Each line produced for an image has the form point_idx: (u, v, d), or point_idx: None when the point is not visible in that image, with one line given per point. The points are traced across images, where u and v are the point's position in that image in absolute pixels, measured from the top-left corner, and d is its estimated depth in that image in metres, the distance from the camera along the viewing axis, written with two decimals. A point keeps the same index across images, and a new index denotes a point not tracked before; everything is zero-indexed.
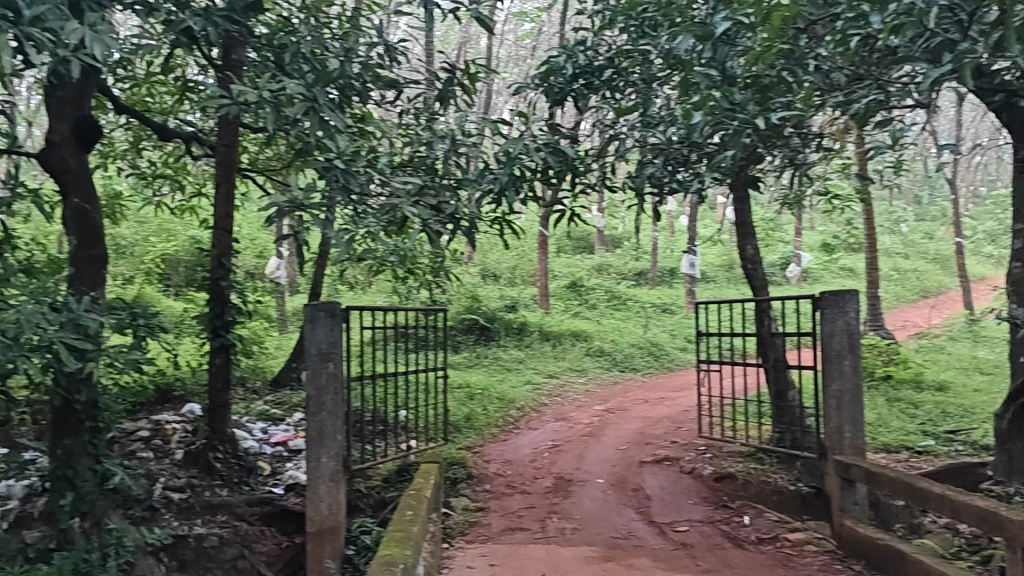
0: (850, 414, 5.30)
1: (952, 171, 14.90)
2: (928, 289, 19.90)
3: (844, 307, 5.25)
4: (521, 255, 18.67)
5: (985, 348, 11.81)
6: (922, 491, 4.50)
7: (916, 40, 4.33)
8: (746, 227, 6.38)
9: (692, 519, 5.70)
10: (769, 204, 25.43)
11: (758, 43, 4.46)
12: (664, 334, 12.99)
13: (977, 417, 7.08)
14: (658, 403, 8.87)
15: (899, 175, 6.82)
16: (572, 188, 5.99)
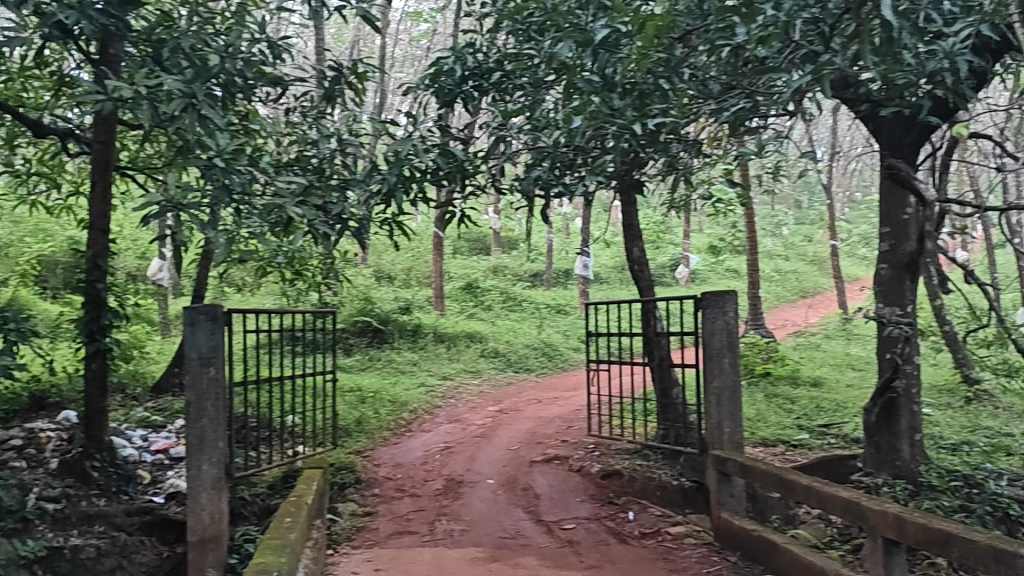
0: (729, 410, 5.53)
1: (827, 177, 14.94)
2: (807, 289, 20.80)
3: (724, 307, 5.45)
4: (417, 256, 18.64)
5: (858, 345, 12.43)
6: (792, 482, 4.71)
7: (782, 51, 4.65)
8: (632, 229, 6.53)
9: (579, 516, 5.79)
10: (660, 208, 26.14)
11: (634, 51, 4.59)
12: (557, 334, 13.19)
13: (849, 411, 7.44)
14: (550, 403, 8.98)
15: (777, 181, 7.09)
16: (462, 190, 6.02)
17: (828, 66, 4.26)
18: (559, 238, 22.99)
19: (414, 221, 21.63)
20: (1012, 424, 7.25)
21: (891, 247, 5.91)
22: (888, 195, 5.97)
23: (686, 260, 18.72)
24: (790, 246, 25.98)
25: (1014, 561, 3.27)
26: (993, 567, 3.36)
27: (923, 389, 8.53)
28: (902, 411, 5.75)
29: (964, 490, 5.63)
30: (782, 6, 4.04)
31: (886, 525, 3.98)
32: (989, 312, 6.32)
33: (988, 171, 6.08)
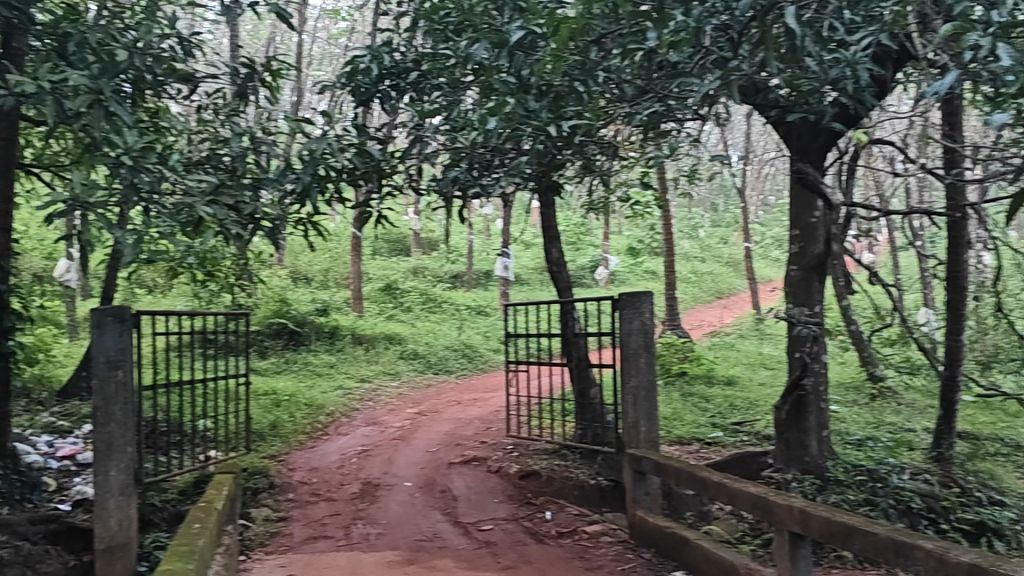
0: (645, 409, 5.60)
1: (741, 182, 15.28)
2: (723, 291, 21.31)
3: (640, 308, 5.52)
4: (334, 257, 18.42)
5: (770, 344, 12.77)
6: (704, 480, 4.80)
7: (694, 56, 4.76)
8: (550, 230, 6.56)
9: (497, 517, 5.79)
10: (581, 210, 26.40)
11: (548, 53, 4.63)
12: (477, 335, 13.20)
13: (760, 409, 7.63)
14: (469, 404, 8.98)
15: (692, 184, 7.22)
16: (378, 190, 5.98)
17: (736, 72, 4.39)
18: (480, 240, 23.03)
19: (334, 222, 21.38)
20: (914, 419, 7.55)
21: (799, 248, 6.07)
22: (797, 199, 6.14)
23: (605, 261, 18.97)
24: (707, 248, 26.60)
25: (913, 552, 3.40)
26: (893, 559, 3.49)
27: (831, 387, 8.82)
28: (810, 408, 5.91)
29: (868, 484, 5.83)
30: (692, 13, 4.12)
31: (792, 519, 4.08)
32: (892, 312, 6.55)
33: (892, 177, 6.31)
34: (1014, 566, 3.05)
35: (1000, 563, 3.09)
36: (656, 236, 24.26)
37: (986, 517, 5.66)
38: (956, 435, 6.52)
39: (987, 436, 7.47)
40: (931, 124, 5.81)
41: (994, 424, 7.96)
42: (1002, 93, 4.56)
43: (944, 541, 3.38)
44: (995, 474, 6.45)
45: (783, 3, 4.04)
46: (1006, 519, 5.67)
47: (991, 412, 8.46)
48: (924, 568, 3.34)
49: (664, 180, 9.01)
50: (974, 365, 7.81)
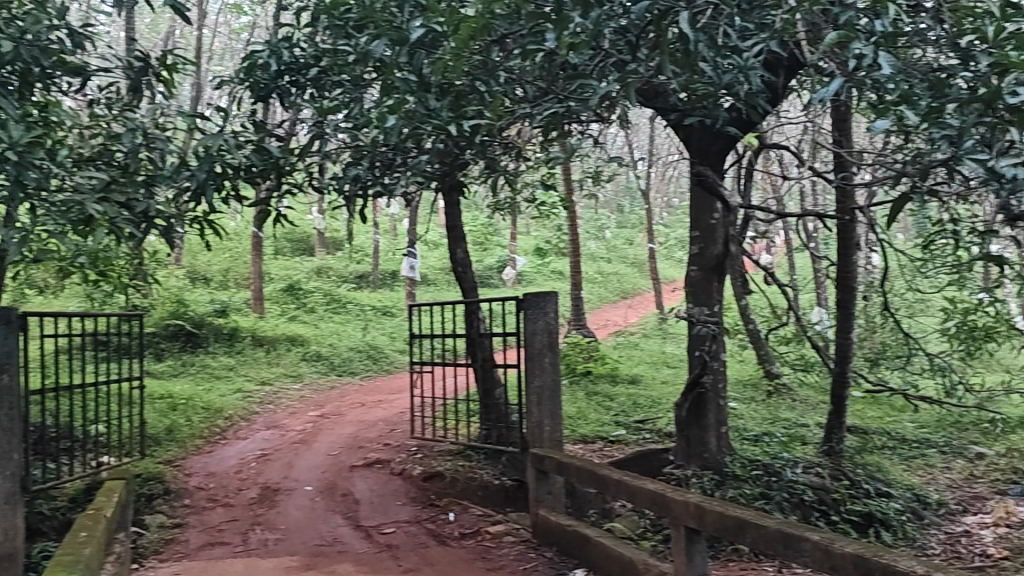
0: (549, 409, 5.64)
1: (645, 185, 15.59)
2: (629, 291, 21.72)
3: (545, 308, 5.57)
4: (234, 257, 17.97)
5: (672, 343, 13.05)
6: (604, 478, 4.86)
7: (593, 59, 4.85)
8: (455, 230, 6.55)
9: (399, 519, 5.76)
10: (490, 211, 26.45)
11: (448, 52, 4.64)
12: (382, 336, 13.09)
13: (662, 407, 7.77)
14: (373, 406, 8.87)
15: (597, 186, 7.30)
16: (277, 188, 5.87)
17: (634, 75, 4.49)
18: (386, 240, 22.83)
19: (235, 220, 20.82)
20: (807, 415, 7.82)
21: (699, 249, 6.19)
22: (696, 201, 6.27)
23: (512, 262, 19.06)
24: (612, 248, 26.99)
25: (801, 544, 3.53)
26: (783, 551, 3.61)
27: (730, 384, 9.07)
28: (709, 405, 6.06)
29: (764, 478, 6.01)
30: (590, 15, 4.18)
31: (687, 514, 4.17)
32: (788, 311, 6.76)
33: (787, 181, 6.52)
34: (894, 555, 3.20)
35: (882, 553, 3.23)
36: (563, 237, 24.51)
37: (873, 508, 5.88)
38: (846, 430, 6.77)
39: (875, 430, 7.80)
40: (823, 130, 6.02)
41: (881, 418, 8.32)
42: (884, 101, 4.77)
43: (830, 532, 3.51)
44: (882, 466, 6.73)
45: (676, 9, 4.15)
46: (892, 510, 5.91)
47: (879, 407, 8.84)
48: (812, 560, 3.47)
49: (570, 181, 9.10)
50: (863, 362, 8.15)
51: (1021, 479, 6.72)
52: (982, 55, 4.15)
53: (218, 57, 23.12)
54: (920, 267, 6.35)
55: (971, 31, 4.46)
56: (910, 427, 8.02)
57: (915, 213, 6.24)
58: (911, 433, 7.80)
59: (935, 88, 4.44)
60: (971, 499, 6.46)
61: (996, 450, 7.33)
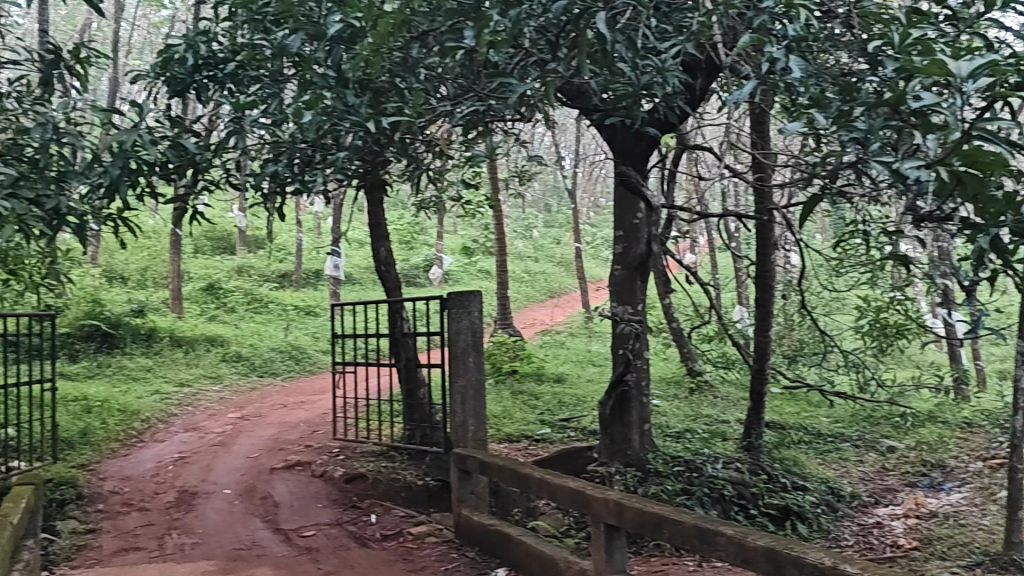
0: (473, 408, 5.63)
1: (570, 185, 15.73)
2: (556, 290, 21.88)
3: (469, 307, 5.56)
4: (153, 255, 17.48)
5: (596, 342, 13.17)
6: (526, 477, 4.86)
7: (514, 57, 4.87)
8: (377, 229, 6.50)
9: (320, 522, 5.69)
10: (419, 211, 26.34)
11: (366, 46, 4.58)
12: (305, 336, 12.92)
13: (587, 404, 7.84)
14: (296, 407, 8.76)
15: (520, 185, 7.35)
16: (193, 185, 5.74)
17: (553, 73, 4.52)
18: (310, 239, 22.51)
19: (155, 218, 20.29)
20: (728, 411, 7.97)
21: (623, 249, 6.23)
22: (620, 201, 6.32)
23: (439, 261, 18.99)
24: (539, 248, 27.11)
25: (716, 539, 3.59)
26: (699, 546, 3.66)
27: (653, 381, 9.20)
28: (633, 402, 6.10)
29: (685, 474, 6.08)
30: (509, 14, 4.18)
31: (607, 511, 4.18)
32: (710, 310, 6.86)
33: (708, 182, 6.62)
34: (804, 548, 3.27)
35: (792, 546, 3.30)
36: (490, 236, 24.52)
37: (790, 501, 6.06)
38: (764, 425, 6.91)
39: (792, 425, 7.99)
40: (743, 131, 6.13)
41: (799, 414, 8.52)
42: (797, 103, 4.88)
43: (743, 527, 3.57)
44: (798, 460, 6.89)
45: (594, 8, 4.18)
46: (808, 503, 6.09)
47: (796, 403, 9.06)
48: (726, 555, 3.52)
49: (496, 180, 9.12)
50: (782, 359, 8.34)
51: (930, 471, 6.96)
52: (888, 60, 4.26)
53: (138, 51, 22.49)
54: (835, 266, 6.53)
55: (878, 38, 4.58)
56: (826, 422, 8.24)
57: (831, 214, 6.40)
58: (827, 428, 8.01)
59: (846, 91, 4.54)
60: (882, 491, 6.67)
61: (906, 443, 7.58)
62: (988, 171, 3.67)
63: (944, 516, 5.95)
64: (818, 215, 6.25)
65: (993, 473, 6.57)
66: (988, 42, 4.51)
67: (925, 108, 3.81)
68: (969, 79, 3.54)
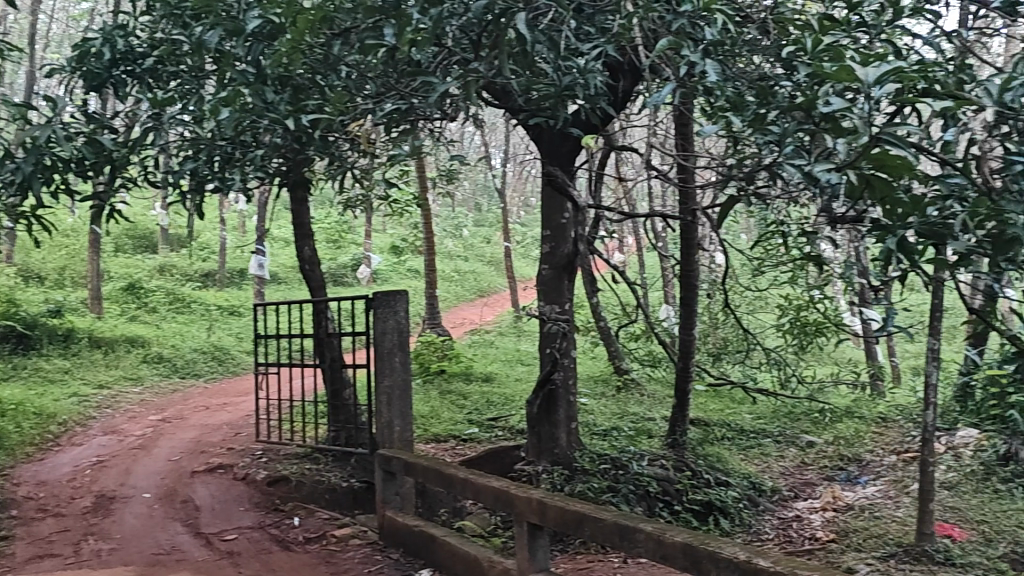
0: (399, 409, 5.60)
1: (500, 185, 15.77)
2: (485, 289, 21.92)
3: (395, 307, 5.52)
4: (72, 254, 16.95)
5: (524, 341, 13.24)
6: (450, 477, 4.84)
7: (436, 56, 4.84)
8: (301, 228, 6.43)
9: (242, 526, 5.61)
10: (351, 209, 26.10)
11: (284, 43, 4.51)
12: (230, 337, 12.72)
13: (514, 404, 7.86)
14: (219, 409, 8.61)
15: (447, 184, 7.35)
16: (108, 182, 5.60)
17: (475, 72, 4.51)
18: (231, 238, 22.13)
19: (74, 215, 19.69)
20: (654, 409, 8.09)
21: (550, 249, 6.26)
22: (547, 201, 6.35)
23: (367, 259, 18.85)
24: (467, 246, 27.14)
25: (635, 536, 3.63)
26: (619, 543, 3.69)
27: (581, 380, 9.28)
28: (560, 401, 6.13)
29: (611, 472, 6.14)
30: (429, 12, 4.16)
31: (531, 510, 4.19)
32: (637, 309, 6.94)
33: (635, 182, 6.69)
34: (719, 543, 3.33)
35: (707, 542, 3.36)
36: (415, 234, 24.50)
37: (713, 496, 6.17)
38: (688, 423, 7.03)
39: (716, 421, 8.15)
40: (667, 133, 6.20)
41: (722, 411, 8.68)
42: (715, 105, 4.97)
43: (661, 523, 3.62)
44: (722, 456, 7.02)
45: (514, 8, 4.19)
46: (730, 498, 6.22)
47: (720, 399, 9.24)
48: (645, 551, 3.57)
49: (425, 179, 9.09)
50: (706, 357, 8.49)
51: (847, 465, 7.17)
52: (801, 64, 4.36)
53: (58, 42, 21.78)
54: (758, 266, 6.67)
55: (792, 44, 4.69)
56: (748, 418, 8.42)
57: (754, 215, 6.52)
58: (750, 424, 8.18)
59: (761, 95, 4.65)
60: (802, 486, 6.84)
61: (824, 438, 7.79)
62: (894, 174, 3.78)
63: (860, 509, 6.13)
64: (741, 216, 6.37)
65: (906, 466, 6.80)
66: (895, 49, 4.66)
67: (835, 113, 3.90)
68: (876, 85, 3.64)
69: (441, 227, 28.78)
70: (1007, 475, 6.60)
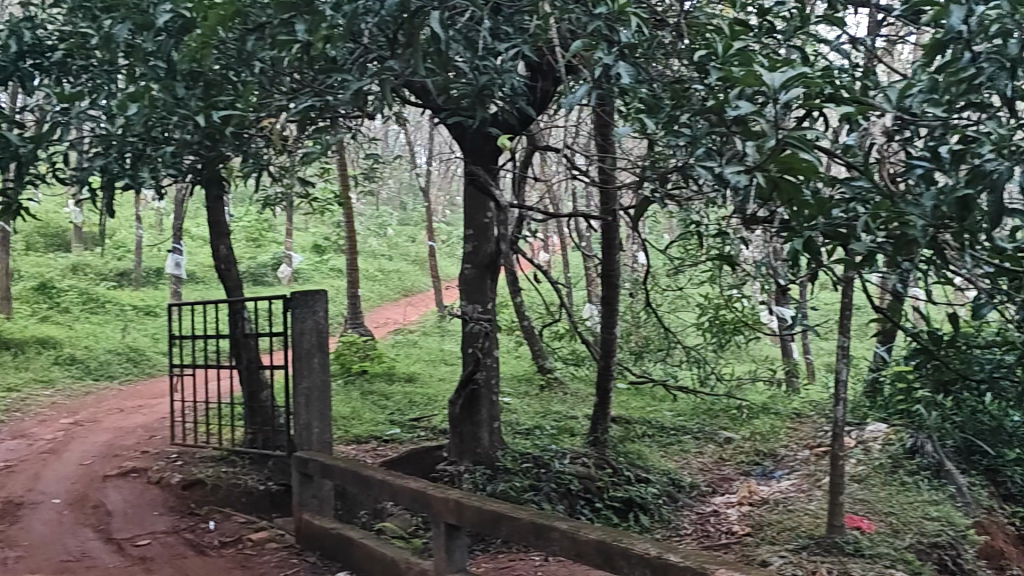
0: (318, 411, 5.54)
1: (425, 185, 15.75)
2: (408, 289, 21.84)
3: (313, 307, 5.47)
4: None
5: (448, 341, 13.25)
6: (367, 478, 4.79)
7: (351, 53, 4.78)
8: (217, 227, 6.36)
9: (156, 530, 5.49)
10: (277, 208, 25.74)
11: (195, 39, 4.41)
12: (145, 338, 12.45)
13: (436, 403, 7.86)
14: (134, 411, 8.41)
15: (368, 183, 7.30)
16: (12, 179, 5.42)
17: (390, 71, 4.47)
18: (148, 237, 21.55)
19: None
20: (576, 407, 8.18)
21: (472, 248, 6.26)
22: (469, 201, 6.34)
23: (289, 258, 18.63)
24: (394, 245, 27.01)
25: (550, 534, 3.64)
26: (534, 541, 3.70)
27: (505, 380, 9.32)
28: (482, 400, 6.15)
29: (533, 471, 6.17)
30: (342, 9, 4.11)
31: (447, 510, 4.17)
32: (560, 309, 6.98)
33: (557, 183, 6.72)
34: (631, 539, 3.35)
35: (620, 538, 3.37)
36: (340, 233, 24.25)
37: (633, 493, 6.29)
38: (609, 421, 7.11)
39: (637, 419, 8.26)
40: (588, 134, 6.26)
41: (644, 408, 8.81)
42: (631, 107, 5.02)
43: (576, 520, 3.64)
44: (642, 453, 7.13)
45: (428, 6, 4.16)
46: (649, 495, 6.35)
47: (641, 397, 9.38)
48: (560, 549, 3.58)
49: (347, 177, 9.02)
50: (629, 355, 8.61)
51: (762, 460, 7.36)
52: (711, 68, 4.36)
53: None
54: (678, 266, 6.79)
55: (704, 49, 4.77)
56: (669, 415, 8.56)
57: (674, 216, 6.62)
58: (670, 421, 8.32)
59: (674, 95, 4.71)
60: (719, 481, 6.99)
61: (741, 434, 7.97)
62: (801, 177, 3.86)
63: (774, 502, 6.29)
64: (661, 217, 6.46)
65: (819, 460, 7.00)
66: (802, 55, 4.77)
67: (743, 117, 3.97)
68: (781, 90, 3.60)
69: (365, 226, 28.53)
70: (913, 468, 6.94)
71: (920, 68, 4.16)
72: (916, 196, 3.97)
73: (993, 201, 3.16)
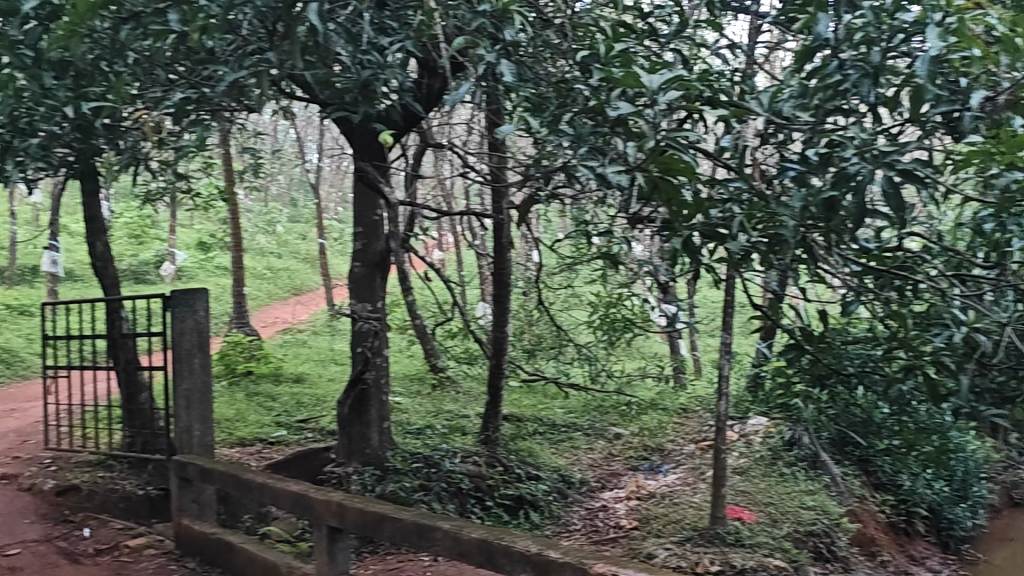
0: (199, 413, 5.36)
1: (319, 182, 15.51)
2: (299, 288, 21.41)
3: (194, 305, 5.28)
4: None
5: (339, 340, 13.07)
6: (248, 482, 4.65)
7: (229, 44, 4.59)
8: (95, 222, 6.12)
9: (26, 539, 5.23)
10: None
11: (63, 26, 4.16)
12: (16, 339, 11.81)
13: (324, 404, 7.75)
14: (4, 416, 7.99)
15: (255, 177, 7.12)
16: None
17: (269, 64, 4.32)
18: (25, 235, 20.42)
19: None
20: (468, 406, 8.19)
21: (362, 246, 6.17)
22: (359, 197, 6.24)
23: (172, 255, 17.95)
24: (285, 244, 26.44)
25: (433, 533, 3.60)
26: (415, 542, 3.66)
27: (396, 379, 9.25)
28: (372, 400, 6.05)
29: (423, 470, 6.13)
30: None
31: (329, 513, 4.07)
32: (453, 307, 6.93)
33: (449, 180, 6.67)
34: (512, 536, 3.34)
35: (500, 536, 3.36)
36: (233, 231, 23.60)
37: (524, 491, 6.31)
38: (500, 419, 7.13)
39: (529, 416, 8.31)
40: (480, 132, 6.25)
41: (536, 405, 8.89)
42: (516, 106, 5.02)
43: (458, 519, 3.61)
44: (533, 450, 7.18)
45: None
46: (540, 492, 6.39)
47: (533, 395, 9.45)
48: (442, 548, 3.55)
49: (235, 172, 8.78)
50: (522, 354, 8.69)
51: (649, 455, 7.52)
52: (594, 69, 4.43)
53: None
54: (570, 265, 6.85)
55: (587, 49, 4.79)
56: (560, 412, 8.67)
57: (564, 215, 6.67)
58: (561, 418, 8.40)
59: (558, 93, 4.74)
60: (608, 476, 7.12)
61: (630, 430, 8.13)
62: (677, 177, 3.92)
63: (660, 496, 6.43)
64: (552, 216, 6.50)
65: (703, 454, 7.20)
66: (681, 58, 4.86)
67: (623, 118, 3.97)
68: (660, 90, 3.73)
69: (257, 223, 27.83)
70: (791, 459, 7.24)
71: (790, 74, 4.25)
72: (788, 198, 4.11)
73: (856, 204, 3.29)
